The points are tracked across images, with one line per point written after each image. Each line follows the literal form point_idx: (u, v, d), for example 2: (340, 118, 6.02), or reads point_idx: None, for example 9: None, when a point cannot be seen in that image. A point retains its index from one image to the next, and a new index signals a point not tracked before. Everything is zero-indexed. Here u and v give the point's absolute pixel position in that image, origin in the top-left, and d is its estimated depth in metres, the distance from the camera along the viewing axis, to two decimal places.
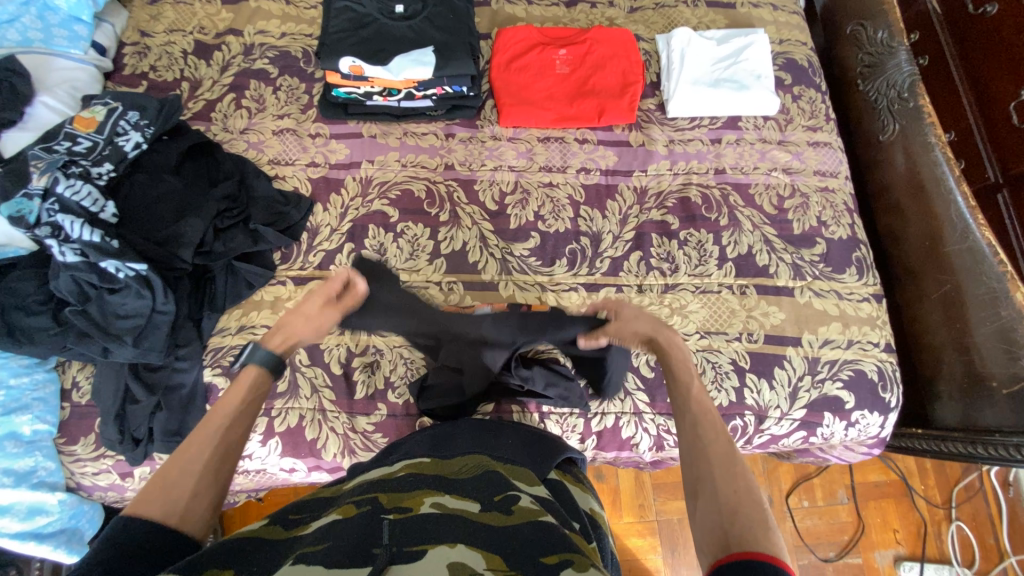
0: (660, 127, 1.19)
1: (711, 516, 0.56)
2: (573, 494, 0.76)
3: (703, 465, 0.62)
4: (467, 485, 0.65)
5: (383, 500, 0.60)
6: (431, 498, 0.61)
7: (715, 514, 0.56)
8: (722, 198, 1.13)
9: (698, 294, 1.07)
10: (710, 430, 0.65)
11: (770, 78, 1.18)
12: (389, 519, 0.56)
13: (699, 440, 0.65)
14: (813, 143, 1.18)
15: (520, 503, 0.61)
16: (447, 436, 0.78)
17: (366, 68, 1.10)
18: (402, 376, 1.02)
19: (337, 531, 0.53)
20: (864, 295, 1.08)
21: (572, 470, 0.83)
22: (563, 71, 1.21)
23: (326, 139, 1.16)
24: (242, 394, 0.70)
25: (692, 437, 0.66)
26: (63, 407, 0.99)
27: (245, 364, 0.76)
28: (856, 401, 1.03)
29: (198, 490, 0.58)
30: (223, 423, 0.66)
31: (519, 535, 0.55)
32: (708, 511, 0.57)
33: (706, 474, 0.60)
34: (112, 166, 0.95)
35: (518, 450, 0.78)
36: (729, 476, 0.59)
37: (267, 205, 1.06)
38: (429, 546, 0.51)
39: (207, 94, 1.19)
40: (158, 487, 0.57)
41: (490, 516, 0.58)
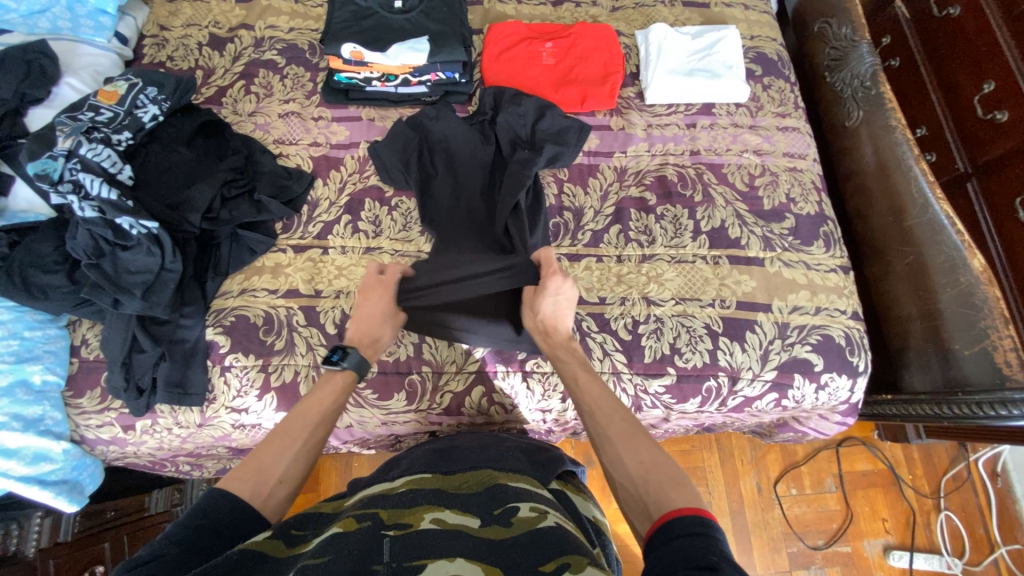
0: (640, 113, 1.27)
1: (632, 495, 0.71)
2: (574, 503, 0.82)
3: (610, 448, 0.77)
4: (468, 500, 0.70)
5: (383, 514, 0.65)
6: (431, 513, 0.65)
7: (636, 501, 0.70)
8: (697, 176, 1.21)
9: (673, 263, 1.13)
10: (604, 418, 0.81)
11: (741, 68, 1.27)
12: (389, 536, 0.60)
13: (603, 426, 0.80)
14: (783, 128, 1.26)
15: (518, 514, 0.66)
16: (451, 449, 0.87)
17: (366, 54, 1.19)
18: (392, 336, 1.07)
19: (338, 544, 0.59)
20: (832, 266, 1.14)
21: (572, 479, 0.90)
22: (549, 62, 1.30)
23: (328, 122, 1.25)
24: (332, 396, 0.86)
25: (598, 428, 0.81)
26: (71, 361, 1.06)
27: (344, 365, 0.89)
28: (824, 363, 1.08)
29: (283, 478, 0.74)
30: (315, 419, 0.82)
31: (520, 545, 0.60)
32: (629, 488, 0.72)
33: (616, 454, 0.76)
34: (130, 134, 1.03)
35: (523, 463, 0.84)
36: (632, 447, 0.75)
37: (271, 179, 1.15)
38: (427, 562, 0.56)
39: (219, 81, 1.29)
40: (253, 471, 0.72)
41: (490, 530, 0.63)
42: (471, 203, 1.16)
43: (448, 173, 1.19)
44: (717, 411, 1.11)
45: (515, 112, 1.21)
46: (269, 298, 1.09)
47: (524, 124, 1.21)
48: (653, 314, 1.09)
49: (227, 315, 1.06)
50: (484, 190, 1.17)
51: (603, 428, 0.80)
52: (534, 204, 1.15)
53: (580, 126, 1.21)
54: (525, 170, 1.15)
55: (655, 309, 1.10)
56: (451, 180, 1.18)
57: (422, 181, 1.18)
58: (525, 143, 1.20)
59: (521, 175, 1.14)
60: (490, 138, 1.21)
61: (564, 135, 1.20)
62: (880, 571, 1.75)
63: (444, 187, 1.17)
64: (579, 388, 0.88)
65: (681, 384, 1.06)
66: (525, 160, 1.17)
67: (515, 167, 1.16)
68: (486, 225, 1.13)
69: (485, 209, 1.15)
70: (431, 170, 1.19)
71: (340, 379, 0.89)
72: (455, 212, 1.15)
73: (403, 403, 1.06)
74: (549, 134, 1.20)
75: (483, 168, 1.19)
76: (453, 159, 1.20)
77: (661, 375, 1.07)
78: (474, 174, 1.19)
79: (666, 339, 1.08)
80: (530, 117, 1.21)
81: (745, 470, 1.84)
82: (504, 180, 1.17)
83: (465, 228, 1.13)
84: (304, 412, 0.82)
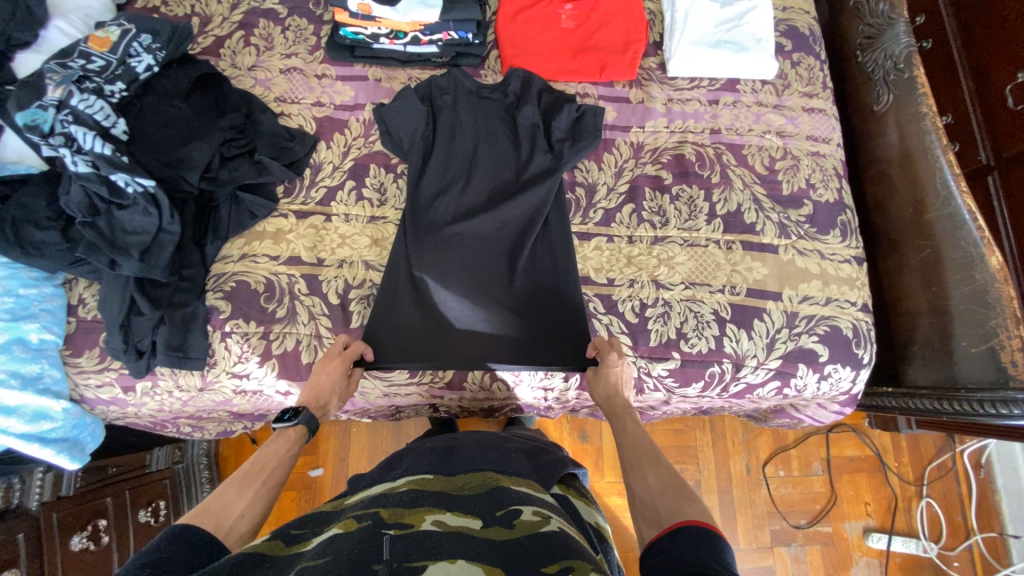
0: (660, 86, 1.21)
1: (648, 508, 0.76)
2: (576, 507, 0.84)
3: (637, 469, 0.83)
4: (470, 502, 0.70)
5: (384, 514, 0.65)
6: (433, 514, 0.66)
7: (650, 514, 0.75)
8: (716, 156, 1.16)
9: (686, 247, 1.11)
10: (638, 446, 0.87)
11: (771, 42, 1.20)
12: (389, 534, 0.61)
13: (635, 452, 0.86)
14: (808, 109, 1.20)
15: (521, 517, 0.66)
16: (451, 452, 0.87)
17: (374, 7, 1.09)
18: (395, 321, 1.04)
19: (337, 544, 0.59)
20: (846, 256, 1.12)
21: (573, 484, 0.91)
22: (567, 25, 1.23)
23: (333, 80, 1.19)
24: (286, 448, 0.85)
25: (630, 452, 0.87)
26: (69, 320, 1.05)
27: (296, 422, 0.87)
28: (830, 354, 1.07)
29: (244, 513, 0.74)
30: (271, 467, 0.81)
31: (522, 547, 0.60)
32: (647, 504, 0.77)
33: (641, 473, 0.82)
34: (124, 86, 0.98)
35: (524, 466, 0.85)
36: (657, 471, 0.82)
37: (273, 139, 1.10)
38: (429, 562, 0.56)
39: (217, 31, 1.21)
40: (212, 510, 0.72)
41: (491, 531, 0.64)
42: (473, 211, 1.10)
43: (456, 169, 1.13)
44: (719, 396, 1.12)
45: (531, 98, 1.15)
46: (270, 265, 1.06)
47: (542, 120, 1.15)
48: (662, 298, 1.08)
49: (227, 281, 1.04)
50: (492, 192, 1.11)
51: (635, 454, 0.86)
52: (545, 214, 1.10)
53: (595, 109, 1.15)
54: (542, 184, 1.10)
55: (664, 292, 1.08)
56: (461, 177, 1.12)
57: (429, 176, 1.12)
58: (542, 136, 1.14)
59: (538, 187, 1.10)
60: (503, 123, 1.15)
61: (584, 133, 1.13)
62: (858, 551, 1.82)
63: (451, 187, 1.11)
64: (619, 418, 0.93)
65: (685, 368, 1.06)
66: (544, 168, 1.12)
67: (534, 178, 1.11)
68: (484, 254, 1.08)
69: (484, 231, 1.09)
70: (436, 162, 1.12)
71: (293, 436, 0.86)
72: (456, 220, 1.09)
73: (405, 375, 1.06)
74: (567, 134, 1.14)
75: (495, 168, 1.13)
76: (465, 152, 1.14)
77: (666, 359, 1.06)
78: (484, 173, 1.12)
79: (673, 323, 1.06)
80: (548, 111, 1.16)
81: (736, 451, 1.88)
82: (518, 186, 1.12)
83: (462, 266, 1.07)
84: (260, 460, 0.81)
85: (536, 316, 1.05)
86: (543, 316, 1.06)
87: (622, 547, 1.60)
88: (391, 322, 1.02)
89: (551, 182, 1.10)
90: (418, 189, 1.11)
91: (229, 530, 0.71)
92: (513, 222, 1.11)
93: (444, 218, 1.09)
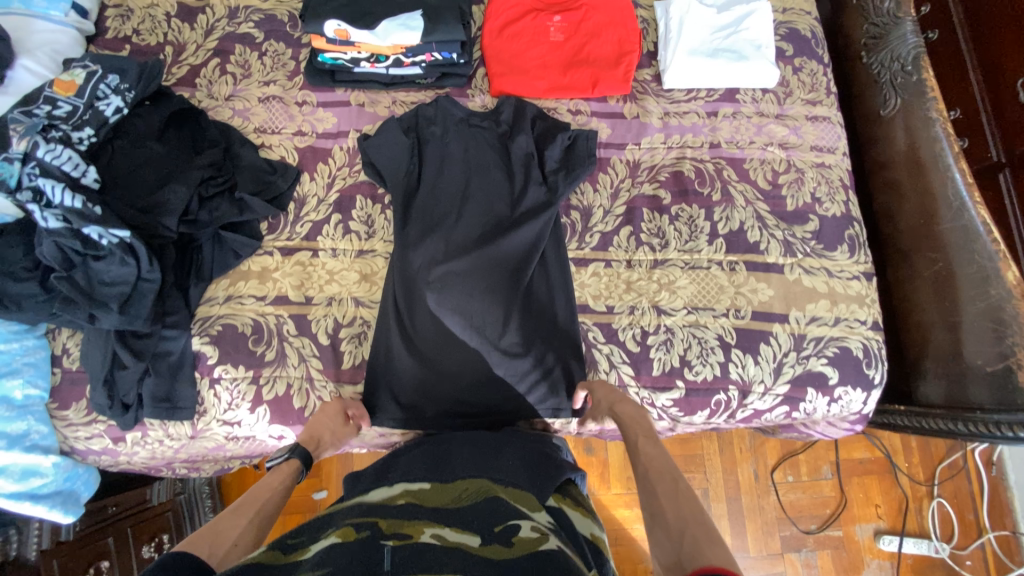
0: (656, 99, 1.16)
1: (665, 541, 0.68)
2: (572, 518, 0.73)
3: (654, 489, 0.76)
4: (466, 514, 0.65)
5: (382, 525, 0.62)
6: (432, 527, 0.62)
7: (667, 548, 0.67)
8: (716, 172, 1.12)
9: (687, 270, 1.06)
10: (657, 471, 0.78)
11: (771, 48, 1.14)
12: (389, 546, 0.58)
13: (653, 476, 0.77)
14: (812, 117, 1.15)
15: (520, 534, 0.61)
16: (446, 455, 0.81)
17: (351, 32, 1.04)
18: (388, 365, 1.02)
19: (335, 555, 0.56)
20: (855, 273, 1.08)
21: (571, 491, 0.79)
22: (557, 38, 1.17)
23: (313, 107, 1.14)
24: (283, 481, 0.83)
25: (643, 469, 0.80)
26: (54, 372, 1.02)
27: (291, 457, 0.86)
28: (840, 376, 1.04)
29: (239, 540, 0.71)
30: (266, 497, 0.79)
31: (522, 570, 0.55)
32: (663, 535, 0.69)
33: (657, 496, 0.74)
34: (93, 131, 0.93)
35: (518, 471, 0.77)
36: (675, 499, 0.72)
37: (253, 173, 1.07)
38: None
39: (191, 59, 1.16)
40: (207, 536, 0.68)
41: (490, 550, 0.58)
42: (465, 248, 1.06)
43: (446, 203, 1.08)
44: (725, 422, 1.08)
45: (521, 128, 1.10)
46: (257, 306, 1.03)
47: (534, 150, 1.10)
48: (664, 325, 1.04)
49: (213, 324, 1.01)
50: (484, 228, 1.07)
51: (651, 474, 0.79)
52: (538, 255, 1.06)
53: (586, 133, 1.11)
54: (535, 219, 1.06)
55: (666, 319, 1.04)
56: (451, 211, 1.07)
57: (418, 212, 1.07)
58: (535, 168, 1.09)
59: (532, 223, 1.06)
60: (493, 153, 1.10)
61: (577, 163, 1.08)
62: (869, 554, 1.80)
63: (441, 224, 1.06)
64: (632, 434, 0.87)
65: (690, 397, 1.02)
66: (538, 202, 1.08)
67: (528, 212, 1.07)
68: (480, 295, 1.04)
69: (476, 270, 1.05)
70: (425, 197, 1.08)
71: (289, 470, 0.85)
72: (445, 259, 1.04)
73: None
74: (560, 164, 1.10)
75: (487, 201, 1.08)
76: (454, 185, 1.09)
77: (670, 388, 1.02)
78: (475, 207, 1.08)
79: (677, 351, 1.03)
80: (540, 140, 1.11)
81: (743, 458, 1.85)
82: (511, 221, 1.07)
83: (455, 305, 1.02)
84: (257, 491, 0.79)
85: (529, 364, 1.02)
86: (535, 363, 1.02)
87: (629, 561, 1.57)
88: (385, 367, 1.01)
89: (544, 219, 1.06)
90: (407, 225, 1.06)
91: (225, 558, 0.67)
92: (507, 258, 1.06)
93: (435, 257, 1.05)
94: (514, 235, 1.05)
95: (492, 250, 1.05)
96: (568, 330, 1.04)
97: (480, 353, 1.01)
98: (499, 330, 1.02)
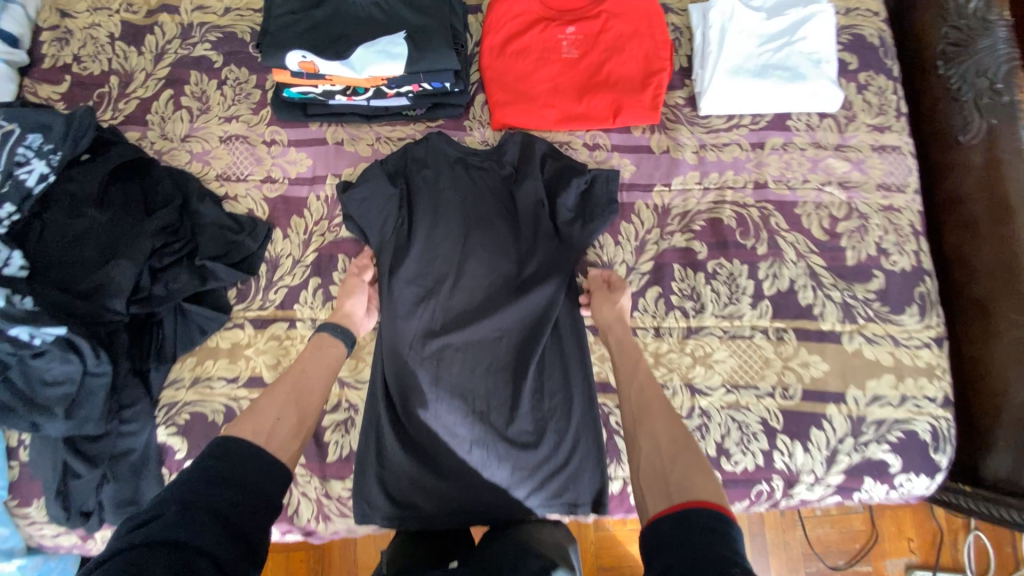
0: (689, 129, 0.98)
1: (655, 470, 0.65)
2: None
3: (647, 421, 0.72)
4: None
5: None
6: None
7: (656, 479, 0.64)
8: (761, 220, 0.94)
9: (726, 339, 0.90)
10: (647, 396, 0.76)
11: (832, 63, 0.95)
12: None
13: (644, 402, 0.75)
14: (878, 147, 0.98)
15: None
16: None
17: (320, 65, 0.86)
18: (375, 460, 0.87)
19: None
20: (924, 339, 0.92)
21: None
22: (571, 55, 0.98)
23: (284, 147, 0.98)
24: (317, 364, 0.81)
25: (637, 400, 0.76)
26: (12, 465, 0.89)
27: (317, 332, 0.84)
28: (902, 463, 0.90)
29: (280, 416, 0.71)
30: (301, 376, 0.78)
31: None
32: (653, 466, 0.66)
33: (651, 428, 0.71)
34: (14, 207, 0.81)
35: None
36: (669, 426, 0.70)
37: (216, 233, 0.91)
38: None
39: (140, 91, 1.01)
40: (245, 419, 0.69)
41: None
42: (466, 317, 0.90)
43: (442, 262, 0.91)
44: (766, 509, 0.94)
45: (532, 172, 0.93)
46: (228, 390, 0.89)
47: (546, 197, 0.93)
48: (698, 407, 0.88)
49: (179, 413, 0.87)
50: (487, 292, 0.91)
51: (646, 405, 0.75)
52: (551, 324, 0.90)
53: (607, 171, 0.93)
54: (547, 281, 0.90)
55: (701, 399, 0.89)
56: (447, 271, 0.91)
57: (409, 274, 0.90)
58: (546, 219, 0.92)
59: (543, 285, 0.90)
60: (496, 202, 0.93)
61: (597, 213, 0.91)
62: None
63: (436, 288, 0.90)
64: (628, 363, 0.82)
65: (727, 490, 0.88)
66: (550, 261, 0.91)
67: (538, 273, 0.91)
68: (483, 373, 0.89)
69: (479, 343, 0.90)
70: (416, 255, 0.91)
71: (319, 340, 0.84)
72: (441, 331, 0.89)
73: None
74: (576, 214, 0.92)
75: (490, 260, 0.92)
76: (450, 240, 0.92)
77: None
78: (476, 266, 0.91)
79: (713, 438, 0.87)
80: (552, 184, 0.93)
81: None
82: (519, 282, 0.91)
83: (454, 387, 0.88)
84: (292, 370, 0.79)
85: (541, 454, 0.88)
86: (548, 454, 0.88)
87: None
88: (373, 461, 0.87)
89: (556, 281, 0.90)
90: (396, 291, 0.89)
91: (270, 437, 0.68)
92: (514, 329, 0.90)
93: (431, 330, 0.89)
94: (522, 302, 0.89)
95: (496, 320, 0.89)
96: (585, 415, 0.89)
97: (483, 445, 0.87)
98: (505, 415, 0.88)
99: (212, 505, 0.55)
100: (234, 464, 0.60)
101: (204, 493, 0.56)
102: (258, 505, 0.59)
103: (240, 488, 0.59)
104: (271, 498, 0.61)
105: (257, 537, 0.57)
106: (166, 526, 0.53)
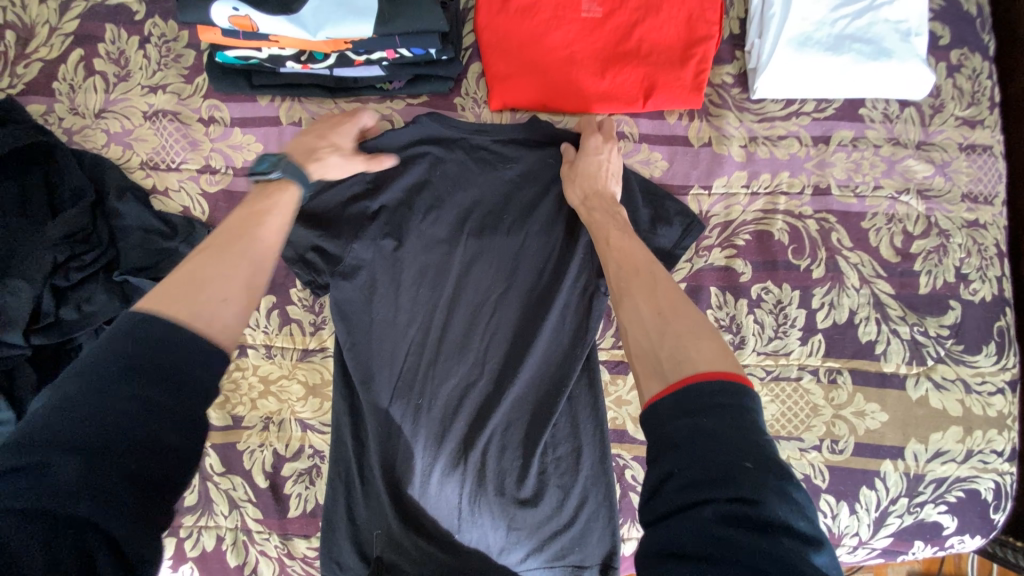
0: (738, 117, 0.78)
1: (641, 349, 0.50)
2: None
3: (630, 293, 0.55)
4: None
5: None
6: None
7: (645, 354, 0.49)
8: (821, 236, 0.76)
9: (768, 381, 0.75)
10: (634, 263, 0.57)
11: (925, 36, 0.74)
12: None
13: (622, 270, 0.57)
14: (967, 146, 0.79)
15: None
16: None
17: (261, 21, 0.65)
18: (343, 518, 0.71)
19: None
20: (999, 384, 0.77)
21: None
22: (592, 11, 0.75)
23: (227, 128, 0.78)
24: (278, 209, 0.57)
25: (617, 271, 0.58)
26: None
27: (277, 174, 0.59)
28: (957, 525, 0.77)
29: (232, 285, 0.49)
30: (256, 229, 0.54)
31: None
32: (640, 342, 0.51)
33: (632, 297, 0.54)
34: None
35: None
36: (652, 291, 0.54)
37: (139, 240, 0.72)
38: None
39: (42, 50, 0.78)
40: (183, 284, 0.46)
41: None
42: (456, 342, 0.72)
43: (428, 273, 0.72)
44: None
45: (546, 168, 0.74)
46: None
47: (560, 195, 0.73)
48: None
49: None
50: (483, 308, 0.72)
51: (624, 275, 0.57)
52: (565, 352, 0.72)
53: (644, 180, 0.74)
54: (560, 302, 0.72)
55: None
56: (434, 287, 0.72)
57: (386, 287, 0.71)
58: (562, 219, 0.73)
59: (557, 306, 0.72)
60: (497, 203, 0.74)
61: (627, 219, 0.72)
62: None
63: (421, 307, 0.71)
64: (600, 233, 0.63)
65: None
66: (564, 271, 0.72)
67: (549, 291, 0.72)
68: (477, 407, 0.72)
69: (473, 377, 0.72)
70: (396, 271, 0.71)
71: (277, 190, 0.59)
72: (424, 357, 0.71)
73: None
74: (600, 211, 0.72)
75: (488, 273, 0.72)
76: (441, 242, 0.72)
77: None
78: (470, 280, 0.72)
79: None
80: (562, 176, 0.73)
81: None
82: (527, 300, 0.72)
83: (439, 426, 0.71)
84: (251, 215, 0.55)
85: (547, 507, 0.72)
86: (554, 506, 0.72)
87: None
88: (342, 514, 0.72)
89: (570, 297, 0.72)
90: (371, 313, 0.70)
91: (215, 310, 0.46)
92: (516, 354, 0.72)
93: (414, 362, 0.71)
94: (528, 324, 0.72)
95: (496, 344, 0.72)
96: (602, 467, 0.73)
97: (474, 495, 0.71)
98: (503, 457, 0.72)
99: (129, 411, 0.39)
100: (160, 348, 0.41)
101: (108, 378, 0.39)
102: (202, 405, 0.42)
103: (159, 378, 0.40)
104: (216, 387, 0.44)
105: (196, 452, 0.42)
106: (63, 433, 0.37)
